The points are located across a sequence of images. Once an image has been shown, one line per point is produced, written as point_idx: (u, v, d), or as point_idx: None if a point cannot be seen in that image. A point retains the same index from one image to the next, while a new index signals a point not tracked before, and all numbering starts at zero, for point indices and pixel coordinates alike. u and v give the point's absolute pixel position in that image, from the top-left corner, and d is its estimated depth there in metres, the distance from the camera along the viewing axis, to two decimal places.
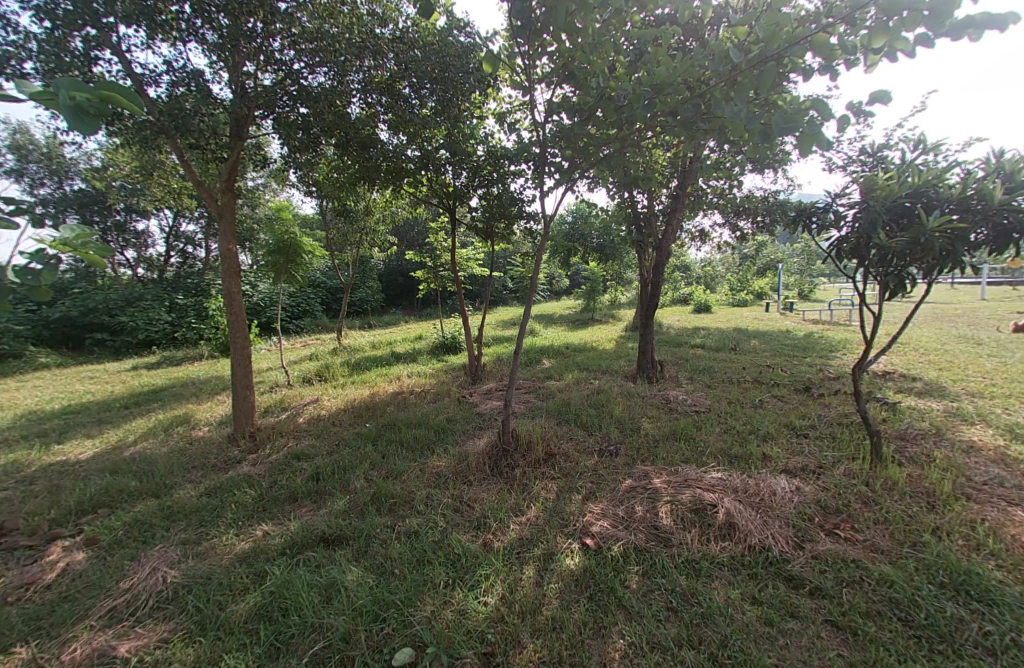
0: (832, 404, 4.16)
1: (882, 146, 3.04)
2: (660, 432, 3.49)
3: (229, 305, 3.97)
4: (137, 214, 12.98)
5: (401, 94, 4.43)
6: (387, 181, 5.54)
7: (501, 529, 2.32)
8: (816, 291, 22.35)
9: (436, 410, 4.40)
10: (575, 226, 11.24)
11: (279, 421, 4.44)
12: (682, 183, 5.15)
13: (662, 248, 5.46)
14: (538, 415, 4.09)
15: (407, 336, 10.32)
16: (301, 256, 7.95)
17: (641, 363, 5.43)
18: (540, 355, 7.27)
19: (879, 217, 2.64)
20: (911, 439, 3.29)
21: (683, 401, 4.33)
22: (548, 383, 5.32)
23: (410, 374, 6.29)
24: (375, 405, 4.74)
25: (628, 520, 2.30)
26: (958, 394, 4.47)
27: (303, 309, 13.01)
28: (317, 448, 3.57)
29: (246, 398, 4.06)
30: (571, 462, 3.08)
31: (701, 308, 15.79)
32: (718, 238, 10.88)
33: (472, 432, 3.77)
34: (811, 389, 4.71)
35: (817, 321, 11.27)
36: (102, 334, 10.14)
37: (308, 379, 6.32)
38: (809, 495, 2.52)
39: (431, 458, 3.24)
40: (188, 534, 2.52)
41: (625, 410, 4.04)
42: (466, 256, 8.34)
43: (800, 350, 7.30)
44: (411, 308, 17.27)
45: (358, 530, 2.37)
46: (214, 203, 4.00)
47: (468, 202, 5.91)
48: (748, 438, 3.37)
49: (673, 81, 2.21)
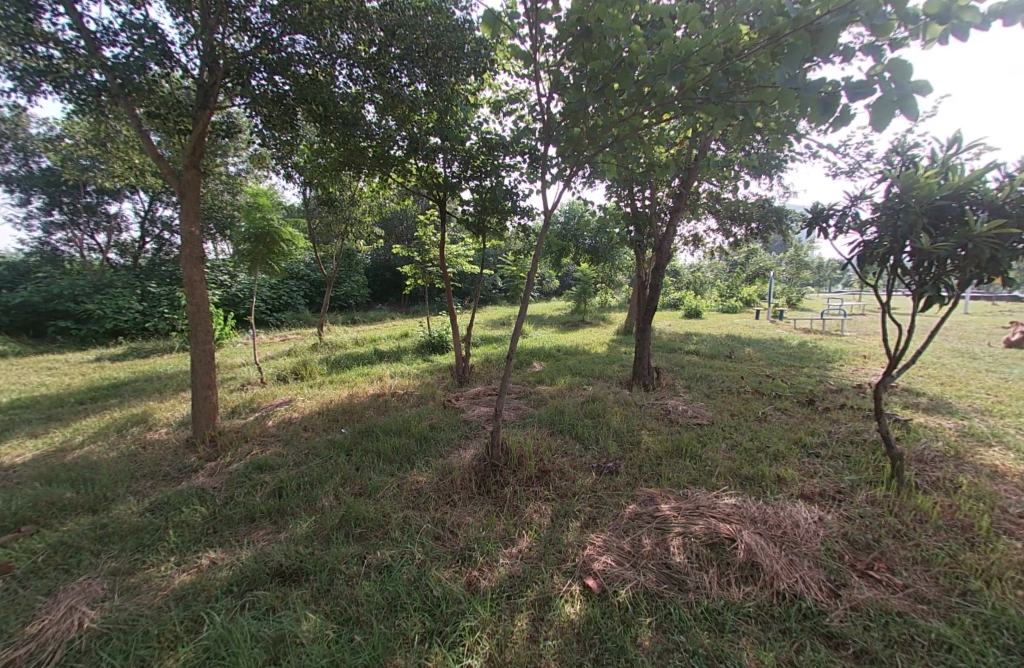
0: (840, 419, 3.94)
1: (913, 144, 2.80)
2: (662, 447, 3.20)
3: (189, 294, 3.58)
4: (109, 196, 12.32)
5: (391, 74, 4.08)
6: (373, 167, 5.17)
7: (489, 563, 2.00)
8: (803, 299, 22.50)
9: (418, 416, 4.05)
10: (568, 225, 10.93)
11: (245, 424, 4.05)
12: (685, 182, 4.87)
13: (662, 250, 5.18)
14: (530, 424, 3.77)
15: (391, 333, 9.94)
16: (280, 246, 7.50)
17: (637, 369, 5.16)
18: (530, 357, 6.95)
19: (918, 219, 2.38)
20: (930, 462, 3.07)
21: (684, 411, 4.05)
22: (540, 388, 5.00)
23: (393, 375, 5.92)
24: (352, 408, 4.37)
25: (636, 556, 2.01)
26: (967, 412, 4.29)
27: (283, 301, 12.48)
28: (284, 457, 3.19)
29: (207, 398, 3.67)
30: (567, 480, 2.76)
31: (692, 313, 15.69)
32: (712, 243, 10.70)
33: (457, 442, 3.44)
34: (816, 403, 4.47)
35: (809, 330, 11.20)
36: (65, 321, 9.50)
37: (283, 376, 5.91)
38: (835, 527, 2.25)
39: (411, 473, 2.91)
40: (119, 563, 2.15)
41: (623, 421, 3.74)
42: (455, 252, 7.98)
43: (797, 359, 7.11)
44: (398, 305, 16.84)
45: (321, 563, 2.03)
46: (176, 180, 3.59)
47: (460, 195, 5.55)
48: (757, 456, 3.10)
49: (705, 46, 1.92)
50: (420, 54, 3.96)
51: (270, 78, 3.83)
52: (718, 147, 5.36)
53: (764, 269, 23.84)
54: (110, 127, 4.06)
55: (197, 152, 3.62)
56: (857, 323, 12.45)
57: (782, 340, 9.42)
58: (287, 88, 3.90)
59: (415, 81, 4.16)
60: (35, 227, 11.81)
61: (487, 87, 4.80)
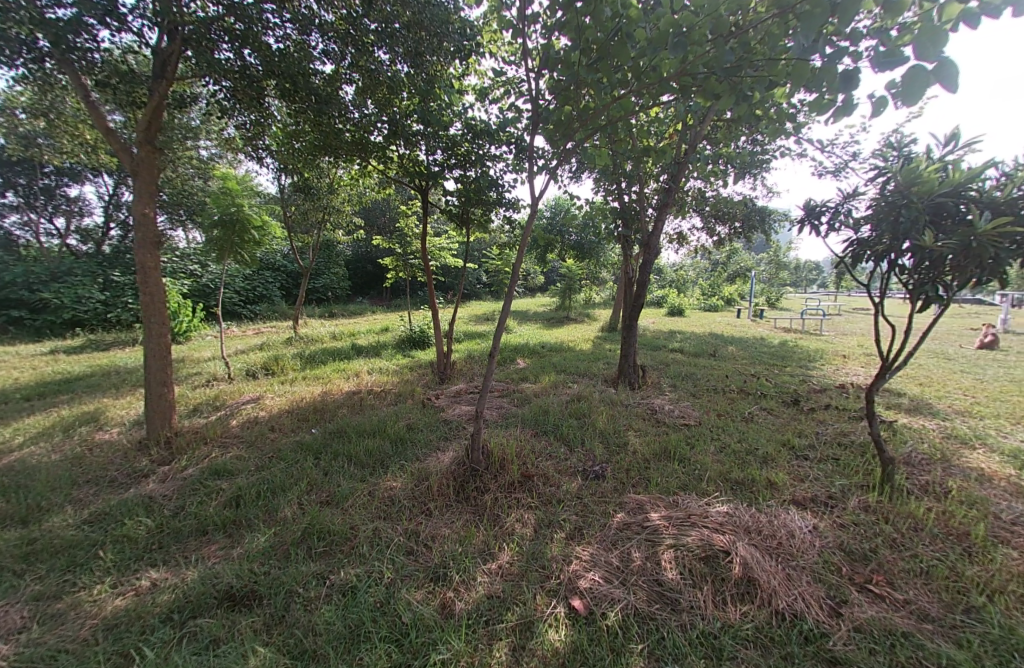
0: (826, 420, 3.89)
1: (911, 139, 2.72)
2: (649, 450, 3.06)
3: (142, 282, 3.27)
4: (69, 178, 11.59)
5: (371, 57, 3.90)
6: (351, 152, 4.90)
7: (465, 582, 1.83)
8: (782, 299, 22.94)
9: (395, 415, 3.83)
10: (553, 220, 10.76)
11: (206, 424, 3.76)
12: (674, 175, 4.74)
13: (650, 246, 5.05)
14: (512, 425, 3.60)
15: (371, 328, 9.61)
16: (252, 234, 7.11)
17: (623, 367, 5.04)
18: (514, 354, 6.78)
19: (921, 215, 2.27)
20: (919, 466, 3.01)
21: (671, 411, 3.93)
22: (523, 386, 4.83)
23: (371, 371, 5.66)
24: (324, 407, 4.12)
25: (624, 572, 1.86)
26: (949, 414, 4.30)
27: (257, 293, 11.99)
28: (245, 462, 2.95)
29: (162, 395, 3.39)
30: (551, 486, 2.60)
31: (675, 312, 15.76)
32: (696, 242, 10.68)
33: (435, 444, 3.24)
34: (802, 402, 4.43)
35: (789, 330, 11.33)
36: (18, 311, 8.88)
37: (252, 371, 5.59)
38: (830, 537, 2.14)
39: (383, 479, 2.70)
40: (45, 586, 1.91)
41: (610, 421, 3.60)
42: (438, 245, 7.71)
43: (779, 358, 7.12)
44: (379, 299, 16.44)
45: (276, 584, 1.83)
46: (126, 156, 3.25)
47: (443, 185, 5.31)
48: (747, 459, 3.00)
49: (708, 17, 1.76)
50: (400, 29, 3.75)
51: (236, 50, 3.52)
52: (708, 143, 5.26)
53: (745, 269, 24.21)
54: (54, 95, 3.69)
55: (151, 128, 3.30)
56: (835, 324, 12.66)
57: (764, 339, 9.48)
58: (255, 60, 3.60)
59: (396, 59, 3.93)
60: None
61: (472, 72, 4.58)
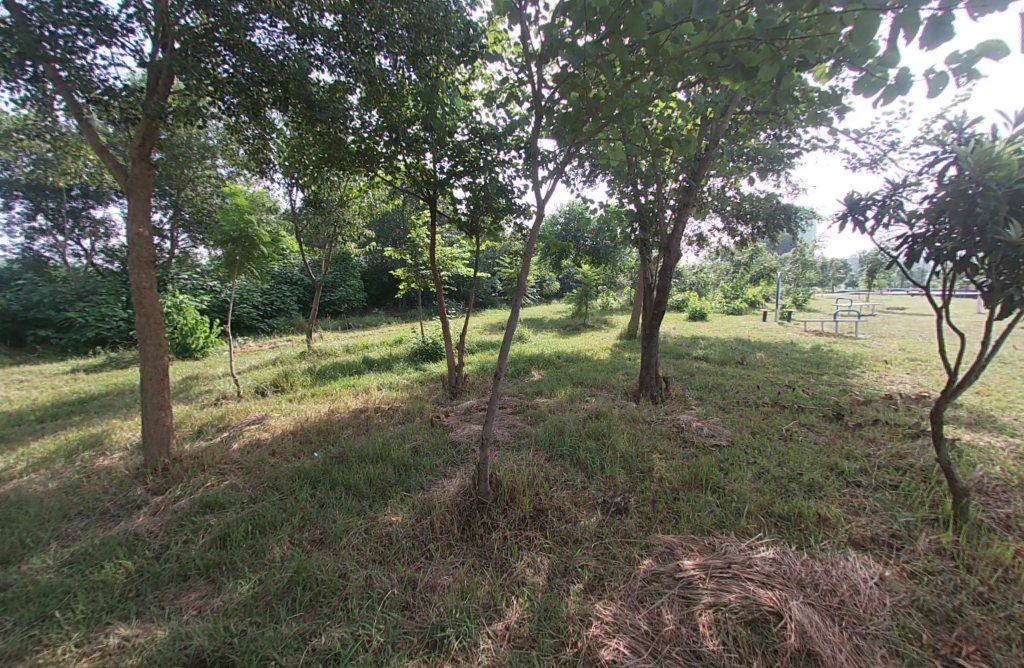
0: (875, 437, 3.49)
1: (975, 118, 2.37)
2: (677, 477, 2.74)
3: (138, 302, 3.15)
4: (94, 200, 11.97)
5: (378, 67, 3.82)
6: (355, 162, 4.76)
7: (467, 651, 1.59)
8: (810, 300, 22.00)
9: (400, 437, 3.60)
10: (567, 225, 10.48)
11: (206, 448, 3.61)
12: (695, 174, 4.42)
13: (670, 249, 4.73)
14: (525, 446, 3.33)
15: (385, 340, 9.50)
16: (262, 250, 7.06)
17: (644, 380, 4.71)
18: (529, 365, 6.50)
19: (1001, 206, 1.94)
20: (993, 494, 2.63)
21: (700, 428, 3.59)
22: (538, 402, 4.55)
23: (380, 386, 5.48)
24: (328, 427, 3.93)
25: (655, 641, 1.59)
26: (1015, 427, 3.84)
27: (274, 307, 12.07)
28: (237, 493, 2.76)
29: (160, 420, 3.26)
30: (567, 522, 2.32)
31: (696, 316, 15.25)
32: (717, 244, 10.22)
33: (441, 470, 3.00)
34: (844, 416, 4.01)
35: (821, 333, 10.74)
36: (45, 330, 9.09)
37: (261, 389, 5.47)
38: (901, 592, 1.81)
39: (383, 512, 2.47)
40: (7, 644, 1.73)
41: (632, 442, 3.28)
42: (449, 255, 7.53)
43: (814, 365, 6.64)
44: (395, 309, 16.45)
45: (252, 650, 1.62)
46: (122, 175, 3.18)
47: (451, 193, 5.12)
48: (790, 489, 2.65)
49: None
50: (403, 34, 3.67)
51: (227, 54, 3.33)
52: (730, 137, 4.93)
53: (769, 269, 23.37)
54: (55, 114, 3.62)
55: (146, 144, 3.23)
56: (870, 325, 11.95)
57: (794, 343, 8.96)
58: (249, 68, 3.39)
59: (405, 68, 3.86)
60: (18, 233, 11.50)
61: (478, 76, 4.40)
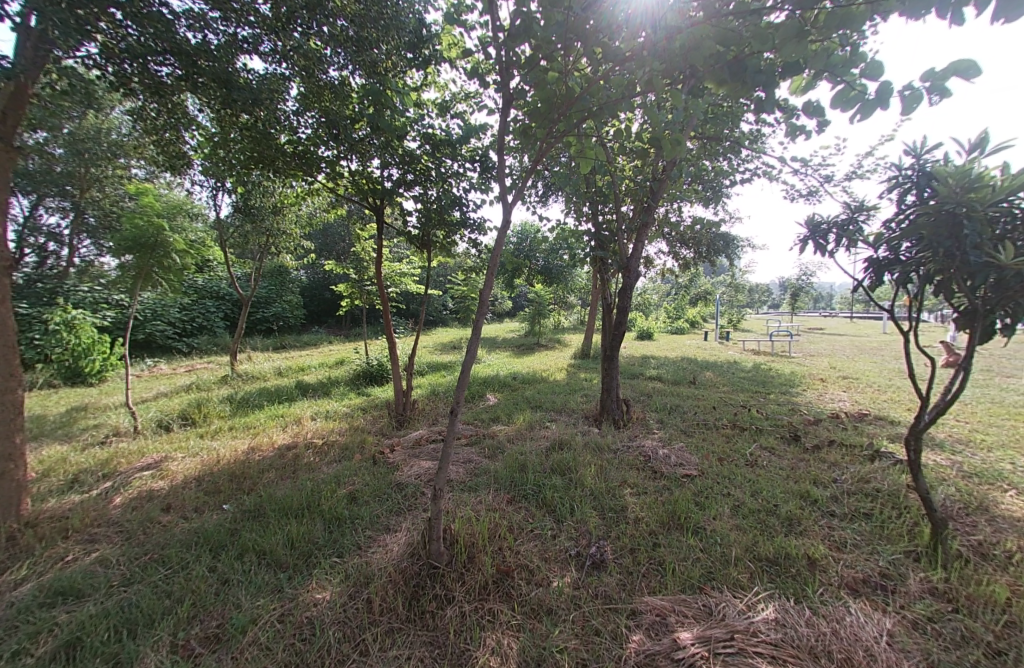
0: (837, 460, 3.44)
1: (935, 144, 2.36)
2: (655, 517, 2.46)
3: None
4: None
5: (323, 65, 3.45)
6: (290, 165, 4.22)
7: None
8: (743, 320, 23.42)
9: (335, 480, 3.06)
10: (520, 244, 10.33)
11: (77, 505, 2.86)
12: (654, 193, 4.35)
13: (630, 268, 4.58)
14: (482, 487, 2.92)
15: (324, 361, 8.69)
16: (177, 260, 6.16)
17: (605, 403, 4.48)
18: (482, 388, 6.09)
19: (986, 229, 1.90)
20: (962, 518, 2.59)
21: (668, 456, 3.36)
22: (494, 430, 4.15)
23: (315, 416, 4.84)
24: (244, 471, 3.29)
25: None
26: (953, 444, 3.98)
27: (195, 324, 10.80)
28: (106, 573, 2.11)
29: (7, 474, 2.51)
30: (537, 584, 1.96)
31: (643, 335, 15.63)
32: (665, 266, 10.51)
33: (383, 524, 2.52)
34: (802, 437, 3.98)
35: (759, 352, 11.28)
36: None
37: (166, 422, 4.62)
38: (914, 651, 1.63)
39: (305, 589, 1.98)
40: None
41: (600, 476, 2.97)
42: (397, 270, 7.02)
43: (760, 384, 6.81)
44: (336, 328, 15.41)
45: None
46: None
47: (400, 203, 4.70)
48: (770, 526, 2.44)
49: None
50: (344, 25, 3.33)
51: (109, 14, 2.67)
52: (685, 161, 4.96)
53: (707, 291, 24.78)
54: None
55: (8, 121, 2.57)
56: (801, 345, 12.75)
57: (737, 362, 9.26)
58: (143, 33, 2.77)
59: (349, 70, 3.52)
60: None
61: (430, 84, 4.10)
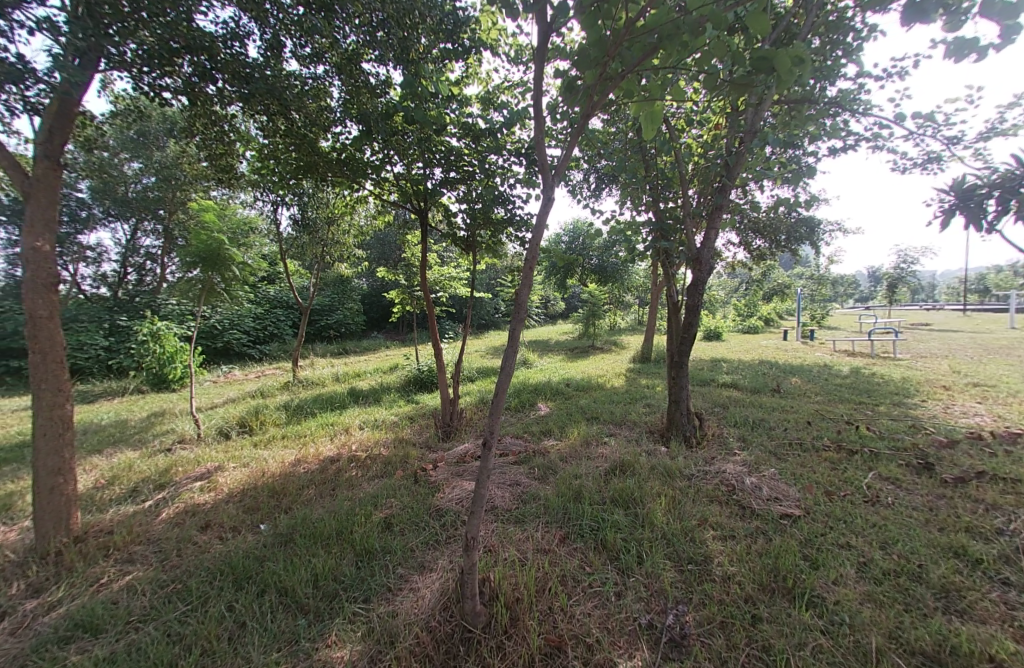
0: (995, 501, 2.63)
1: None
2: (750, 575, 1.92)
3: (31, 336, 2.38)
4: None
5: (362, 71, 3.31)
6: (335, 172, 4.10)
7: None
8: (828, 317, 20.96)
9: (372, 502, 2.81)
10: (573, 244, 9.88)
11: (126, 518, 2.85)
12: (730, 171, 3.71)
13: (701, 261, 3.96)
14: (530, 518, 2.52)
15: (379, 367, 8.76)
16: (241, 272, 6.40)
17: (674, 417, 3.90)
18: (534, 397, 5.67)
19: None
20: None
21: (758, 487, 2.74)
22: (546, 446, 3.74)
23: (363, 426, 4.71)
24: (285, 486, 3.15)
25: None
26: None
27: (266, 332, 11.46)
28: (130, 605, 1.99)
29: (57, 488, 2.49)
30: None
31: (711, 336, 14.45)
32: (734, 261, 9.54)
33: (418, 560, 2.20)
34: (935, 465, 3.14)
35: (854, 353, 9.87)
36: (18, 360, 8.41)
37: (225, 429, 4.71)
38: None
39: (322, 644, 1.71)
40: None
41: (672, 512, 2.46)
42: (445, 275, 6.85)
43: (862, 392, 5.78)
44: (394, 333, 15.78)
45: None
46: (19, 177, 2.42)
47: (444, 203, 4.43)
48: (917, 599, 1.81)
49: None
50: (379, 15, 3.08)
51: None
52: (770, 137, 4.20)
53: (782, 286, 22.61)
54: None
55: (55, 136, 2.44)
56: (907, 344, 11.00)
57: (828, 366, 8.09)
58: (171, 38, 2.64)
59: (387, 65, 3.30)
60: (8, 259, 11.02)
61: (473, 76, 3.81)
